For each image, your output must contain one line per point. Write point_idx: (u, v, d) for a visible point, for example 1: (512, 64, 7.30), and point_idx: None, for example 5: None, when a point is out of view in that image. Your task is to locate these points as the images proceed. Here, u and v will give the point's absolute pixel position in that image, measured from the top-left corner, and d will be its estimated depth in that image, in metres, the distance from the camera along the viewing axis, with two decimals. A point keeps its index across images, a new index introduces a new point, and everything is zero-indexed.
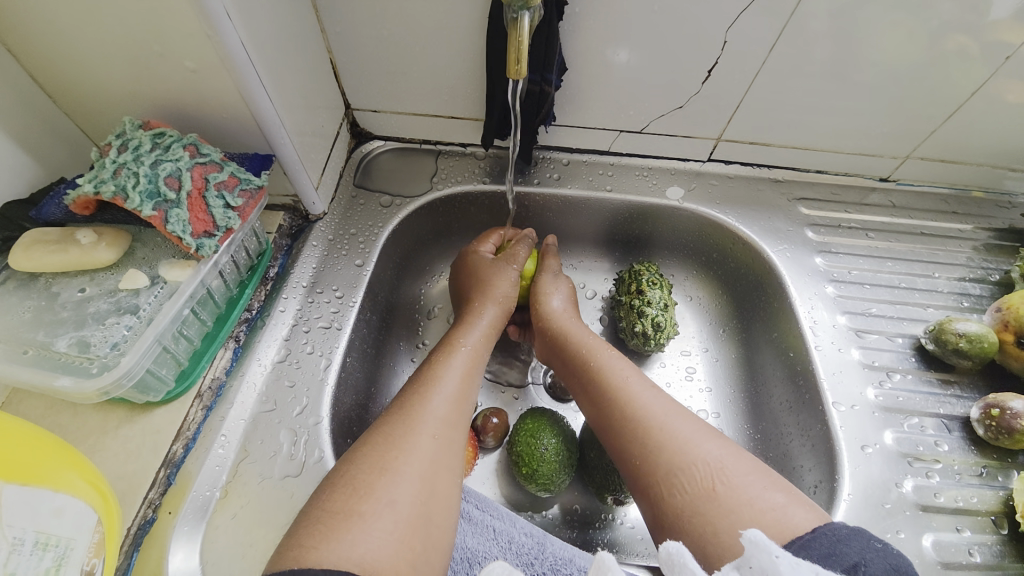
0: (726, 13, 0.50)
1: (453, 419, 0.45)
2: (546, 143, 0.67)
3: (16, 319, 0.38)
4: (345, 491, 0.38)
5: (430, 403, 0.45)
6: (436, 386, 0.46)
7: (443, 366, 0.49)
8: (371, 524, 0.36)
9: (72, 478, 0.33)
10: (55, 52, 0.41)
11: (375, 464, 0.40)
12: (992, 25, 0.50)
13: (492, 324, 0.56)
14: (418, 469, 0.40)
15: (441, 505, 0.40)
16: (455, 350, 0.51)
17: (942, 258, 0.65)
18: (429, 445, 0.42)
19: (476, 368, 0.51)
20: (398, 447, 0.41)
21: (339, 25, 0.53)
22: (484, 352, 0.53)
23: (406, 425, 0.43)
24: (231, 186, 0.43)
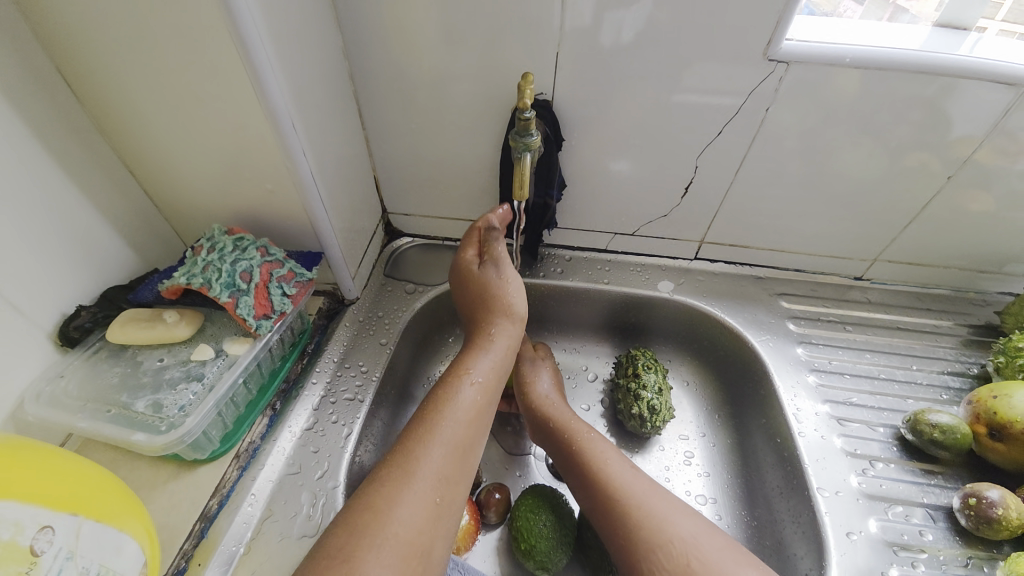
0: (694, 146, 0.62)
1: (451, 478, 0.45)
2: (551, 242, 0.78)
3: (106, 382, 0.47)
4: (336, 565, 0.37)
5: (428, 462, 0.45)
6: (435, 441, 0.46)
7: (442, 417, 0.48)
8: (366, 570, 0.37)
9: (134, 522, 0.40)
10: (168, 176, 0.54)
11: (375, 507, 0.41)
12: (956, 141, 0.58)
13: (505, 363, 0.56)
14: (411, 538, 0.41)
15: (431, 571, 0.41)
16: (458, 394, 0.50)
17: (920, 351, 0.70)
18: (425, 511, 0.42)
19: (484, 403, 0.52)
20: (394, 513, 0.41)
21: (385, 152, 0.67)
22: (491, 397, 0.53)
23: (403, 486, 0.43)
24: (289, 278, 0.53)
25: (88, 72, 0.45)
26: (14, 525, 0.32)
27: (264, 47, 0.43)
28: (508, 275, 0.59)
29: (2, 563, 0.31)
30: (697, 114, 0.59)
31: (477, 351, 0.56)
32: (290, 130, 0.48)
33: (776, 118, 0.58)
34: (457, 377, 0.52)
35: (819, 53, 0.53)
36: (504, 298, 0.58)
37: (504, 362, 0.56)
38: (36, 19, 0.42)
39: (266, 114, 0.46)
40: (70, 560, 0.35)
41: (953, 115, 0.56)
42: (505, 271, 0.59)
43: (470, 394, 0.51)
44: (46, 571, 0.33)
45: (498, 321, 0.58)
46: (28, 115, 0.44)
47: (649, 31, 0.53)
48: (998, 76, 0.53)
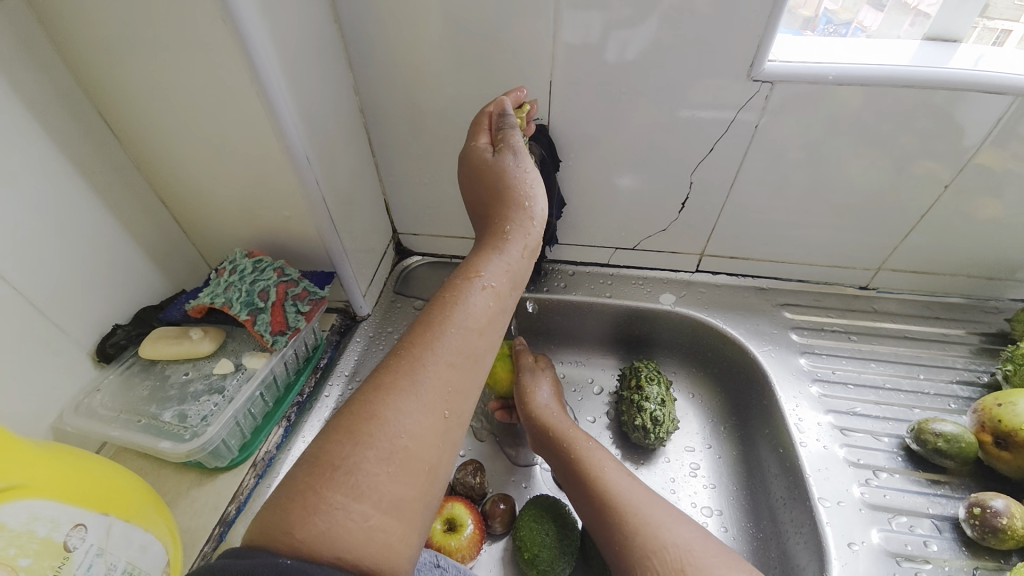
0: (688, 163, 0.64)
1: (461, 386, 0.41)
2: (554, 258, 0.80)
3: (137, 395, 0.52)
4: (338, 478, 0.33)
5: (436, 371, 0.40)
6: (443, 349, 0.41)
7: (450, 320, 0.42)
8: (365, 480, 0.34)
9: (162, 524, 0.43)
10: (196, 206, 0.59)
11: (373, 409, 0.37)
12: (962, 151, 0.58)
13: (520, 274, 0.48)
14: (418, 446, 0.37)
15: (437, 483, 0.38)
16: (468, 298, 0.44)
17: (928, 360, 0.70)
18: (435, 422, 0.38)
19: (496, 307, 0.45)
20: (403, 424, 0.37)
21: (394, 176, 0.71)
22: (505, 302, 0.47)
23: (409, 396, 0.38)
24: (303, 296, 0.57)
25: (126, 116, 0.51)
26: (52, 521, 0.37)
27: (280, 88, 0.48)
28: (528, 168, 0.50)
29: (39, 555, 0.35)
30: (696, 130, 0.61)
31: (489, 252, 0.48)
32: (304, 162, 0.53)
33: (772, 131, 0.60)
34: (467, 280, 0.45)
35: (804, 73, 0.54)
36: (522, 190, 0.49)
37: (519, 267, 0.48)
38: (82, 73, 0.48)
39: (282, 148, 0.51)
40: (99, 556, 0.38)
41: (959, 122, 0.56)
42: (523, 164, 0.50)
43: (482, 299, 0.45)
44: (78, 565, 0.37)
45: (518, 221, 0.49)
46: (72, 156, 0.49)
47: (637, 58, 0.56)
48: (998, 84, 0.53)
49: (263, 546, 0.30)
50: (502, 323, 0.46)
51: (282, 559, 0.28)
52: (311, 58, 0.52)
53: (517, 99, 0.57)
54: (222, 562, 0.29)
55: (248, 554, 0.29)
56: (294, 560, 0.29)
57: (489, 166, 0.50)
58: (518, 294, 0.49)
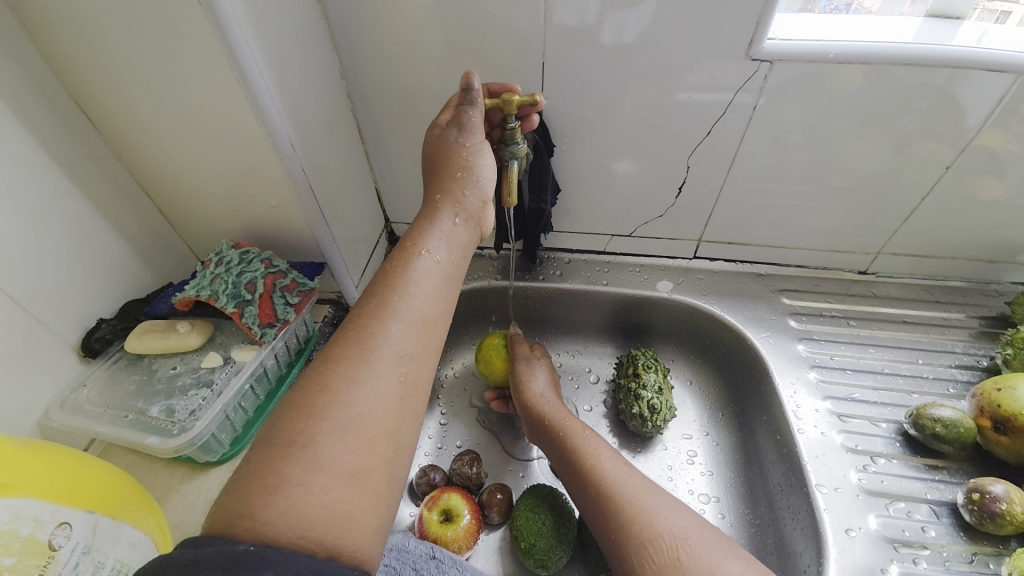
0: (685, 147, 0.63)
1: (415, 353, 0.40)
2: (549, 246, 0.79)
3: (124, 390, 0.51)
4: (294, 454, 0.32)
5: (388, 340, 0.39)
6: (393, 317, 0.40)
7: (397, 289, 0.42)
8: (321, 454, 0.33)
9: (148, 519, 0.44)
10: (181, 197, 0.57)
11: (323, 383, 0.36)
12: (963, 132, 0.57)
13: (462, 240, 0.49)
14: (375, 415, 0.36)
15: (401, 452, 0.37)
16: (415, 266, 0.44)
17: (927, 345, 0.69)
18: (391, 388, 0.37)
19: (443, 273, 0.45)
20: (357, 393, 0.36)
21: (384, 163, 0.69)
22: (452, 268, 0.46)
23: (362, 365, 0.37)
24: (292, 287, 0.56)
25: (102, 104, 0.49)
26: (35, 520, 0.36)
27: (260, 73, 0.46)
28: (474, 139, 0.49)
29: (23, 555, 0.35)
30: (693, 113, 0.59)
31: (432, 221, 0.48)
32: (289, 149, 0.51)
33: (770, 114, 0.58)
34: (411, 249, 0.45)
35: (803, 52, 0.53)
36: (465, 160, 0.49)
37: (460, 234, 0.48)
38: (53, 59, 0.46)
39: (265, 135, 0.49)
40: (86, 554, 0.38)
41: (960, 103, 0.55)
42: (472, 134, 0.49)
43: (427, 266, 0.44)
44: (63, 564, 0.36)
45: (456, 193, 0.49)
46: (48, 146, 0.47)
47: (631, 39, 0.54)
48: (1000, 63, 0.51)
49: (220, 535, 0.29)
50: (453, 288, 0.46)
51: (241, 547, 0.27)
52: (293, 41, 0.50)
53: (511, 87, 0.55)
54: (177, 552, 0.27)
55: (205, 543, 0.28)
56: (255, 547, 0.27)
57: (441, 141, 0.50)
58: (466, 261, 0.49)
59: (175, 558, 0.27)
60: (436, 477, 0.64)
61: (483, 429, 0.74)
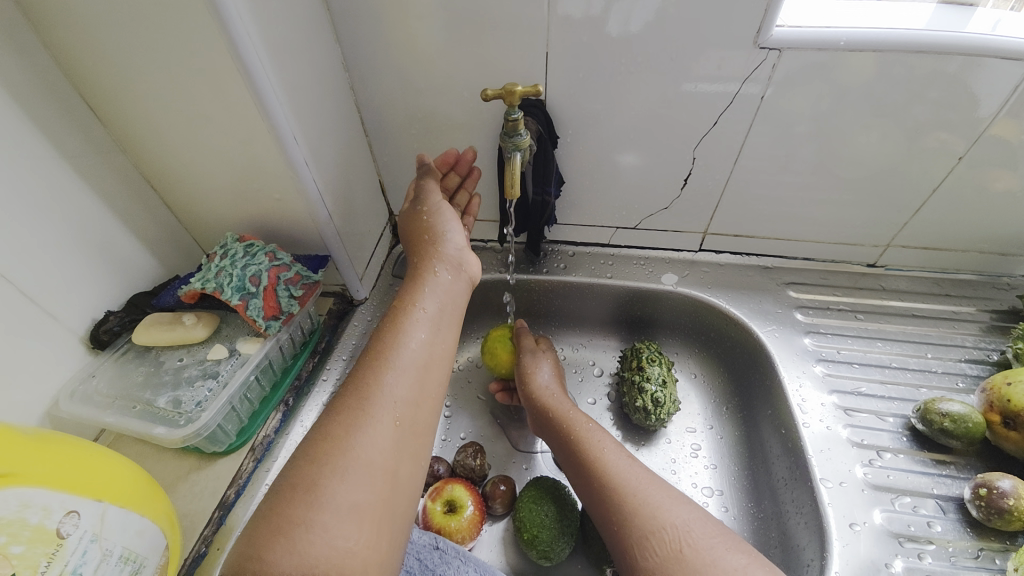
0: (691, 139, 0.62)
1: (412, 399, 0.44)
2: (554, 238, 0.78)
3: (132, 381, 0.52)
4: (300, 498, 0.36)
5: (384, 389, 0.43)
6: (390, 368, 0.44)
7: (393, 342, 0.46)
8: (324, 496, 0.37)
9: (157, 508, 0.45)
10: (186, 191, 0.58)
11: (325, 434, 0.40)
12: (976, 122, 0.56)
13: (453, 292, 0.53)
14: (374, 460, 0.40)
15: (401, 490, 0.41)
16: (407, 320, 0.48)
17: (937, 339, 0.68)
18: (388, 433, 0.41)
19: (436, 325, 0.50)
20: (357, 440, 0.39)
21: (388, 156, 0.69)
22: (444, 319, 0.51)
23: (360, 413, 0.41)
24: (296, 280, 0.57)
25: (107, 99, 0.49)
26: (43, 509, 0.37)
27: (263, 67, 0.46)
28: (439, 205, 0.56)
29: (31, 542, 0.35)
30: (699, 104, 0.58)
31: (424, 277, 0.53)
32: (292, 143, 0.51)
33: (778, 104, 0.57)
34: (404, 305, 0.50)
35: (811, 40, 0.51)
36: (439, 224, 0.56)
37: (451, 288, 0.53)
38: (58, 54, 0.47)
39: (268, 129, 0.49)
40: (94, 542, 0.39)
41: (972, 93, 0.54)
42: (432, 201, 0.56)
43: (421, 319, 0.49)
44: (71, 552, 0.37)
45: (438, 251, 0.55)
46: (54, 140, 0.48)
47: (636, 30, 0.53)
48: (1016, 50, 0.50)
49: (236, 574, 0.33)
50: (446, 336, 0.51)
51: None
52: (295, 34, 0.50)
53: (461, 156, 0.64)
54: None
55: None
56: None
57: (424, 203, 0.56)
58: (458, 309, 0.53)
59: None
60: (440, 468, 0.65)
61: (487, 422, 0.74)
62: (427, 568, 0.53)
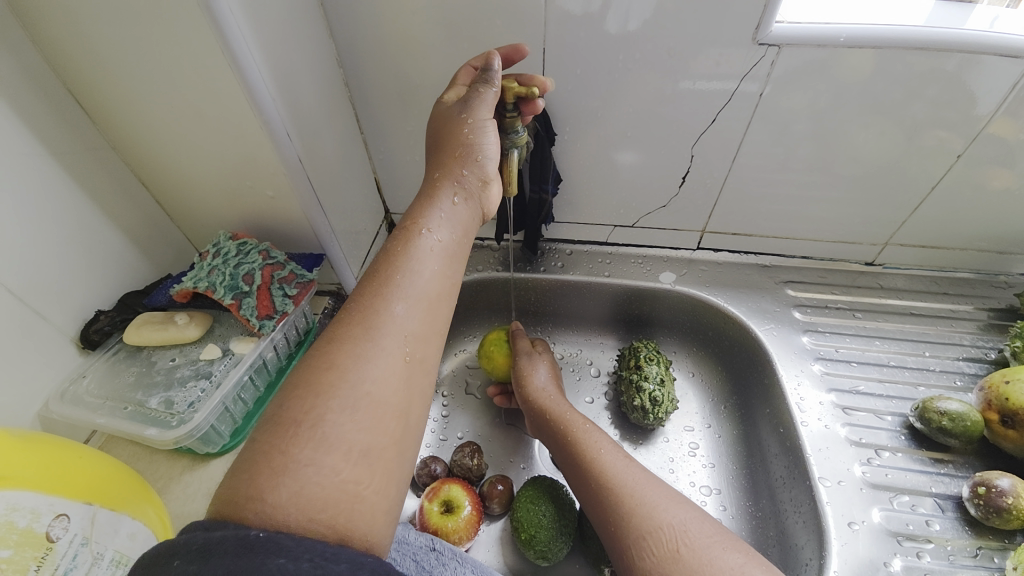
0: (688, 137, 0.61)
1: (422, 331, 0.39)
2: (551, 237, 0.78)
3: (123, 382, 0.51)
4: (302, 434, 0.32)
5: (393, 319, 0.38)
6: (399, 296, 0.39)
7: (401, 266, 0.41)
8: (327, 433, 0.32)
9: (148, 510, 0.44)
10: (179, 189, 0.57)
11: (325, 362, 0.35)
12: (973, 121, 0.56)
13: (466, 220, 0.48)
14: (383, 396, 0.35)
15: (410, 432, 0.36)
16: (417, 244, 0.43)
17: (934, 337, 0.68)
18: (398, 366, 0.37)
19: (449, 253, 0.44)
20: (364, 373, 0.35)
21: (383, 153, 0.68)
22: (457, 247, 0.46)
23: (367, 344, 0.36)
24: (290, 279, 0.56)
25: (96, 93, 0.48)
26: (31, 512, 0.36)
27: (255, 63, 0.45)
28: (478, 115, 0.47)
29: (19, 547, 0.35)
30: (696, 102, 0.58)
31: (440, 200, 0.46)
32: (285, 139, 0.50)
33: (776, 102, 0.57)
34: (414, 228, 0.44)
35: (810, 36, 0.51)
36: (468, 137, 0.47)
37: (463, 213, 0.47)
38: (46, 48, 0.45)
39: (260, 122, 0.48)
40: (85, 545, 0.38)
41: (970, 90, 0.53)
42: (478, 110, 0.47)
43: (431, 245, 0.43)
44: (62, 556, 0.37)
45: (459, 171, 0.48)
46: (43, 136, 0.47)
47: (634, 28, 0.53)
48: (1014, 48, 0.50)
49: (228, 519, 0.28)
50: (458, 267, 0.45)
51: (252, 531, 0.27)
52: (289, 27, 0.49)
53: (489, 56, 0.49)
54: (185, 537, 0.27)
55: (215, 526, 0.27)
56: (266, 532, 0.27)
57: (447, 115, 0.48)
58: (469, 240, 0.47)
59: (184, 542, 0.26)
60: (437, 468, 0.64)
61: (484, 421, 0.74)
62: (423, 570, 0.52)
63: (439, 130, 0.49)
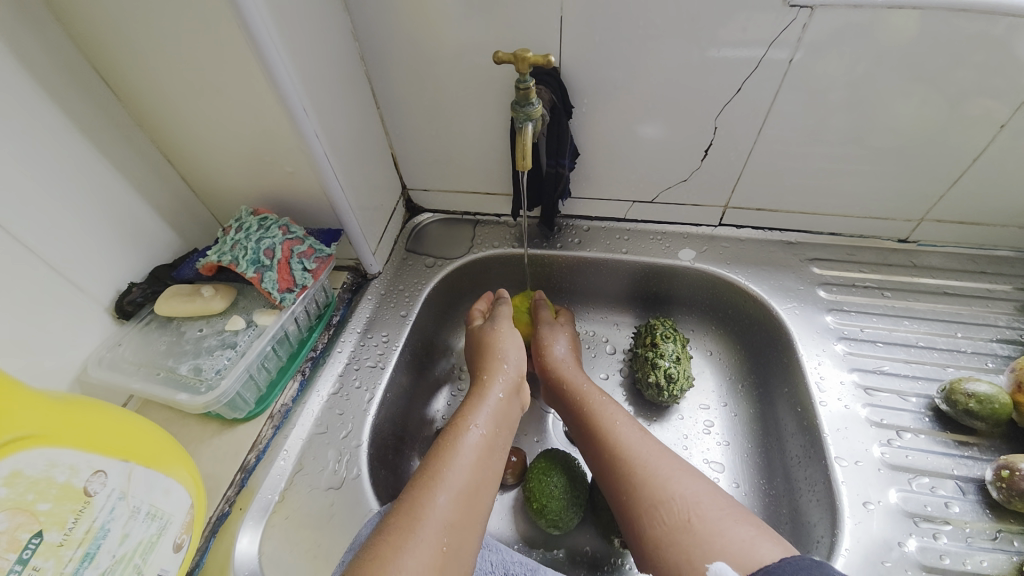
0: (712, 106, 0.59)
1: (483, 472, 0.50)
2: (568, 213, 0.77)
3: (155, 349, 0.54)
4: (391, 553, 0.41)
5: (464, 459, 0.49)
6: (468, 443, 0.51)
7: (469, 425, 0.53)
8: (410, 554, 0.41)
9: (180, 469, 0.47)
10: (201, 164, 0.58)
11: (414, 493, 0.46)
12: (1017, 91, 0.52)
13: (507, 417, 0.57)
14: (452, 520, 0.45)
15: (465, 554, 0.45)
16: (486, 400, 0.56)
17: (967, 318, 0.65)
18: (464, 494, 0.47)
19: (500, 430, 0.55)
20: (441, 502, 0.45)
21: (400, 128, 0.68)
22: (509, 410, 0.58)
23: (445, 477, 0.47)
24: (309, 254, 0.57)
25: (120, 70, 0.49)
26: (70, 468, 0.38)
27: (272, 40, 0.45)
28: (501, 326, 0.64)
29: (59, 500, 0.37)
30: (721, 70, 0.55)
31: (489, 392, 0.57)
32: (302, 114, 0.51)
33: (808, 69, 0.54)
34: (465, 420, 0.54)
35: None
36: (492, 338, 0.63)
37: (505, 410, 0.57)
38: (73, 28, 0.46)
39: (277, 100, 0.49)
40: (122, 500, 0.41)
41: (1022, 57, 0.50)
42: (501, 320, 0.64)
43: (490, 410, 0.55)
44: (100, 508, 0.39)
45: (496, 371, 0.59)
46: (71, 112, 0.48)
47: None
48: None
49: None
50: (505, 439, 0.56)
51: None
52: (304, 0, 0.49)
53: None
54: None
55: None
56: None
57: (483, 334, 0.65)
58: (507, 431, 0.56)
59: None
60: None
61: None
62: None
63: (474, 347, 0.65)
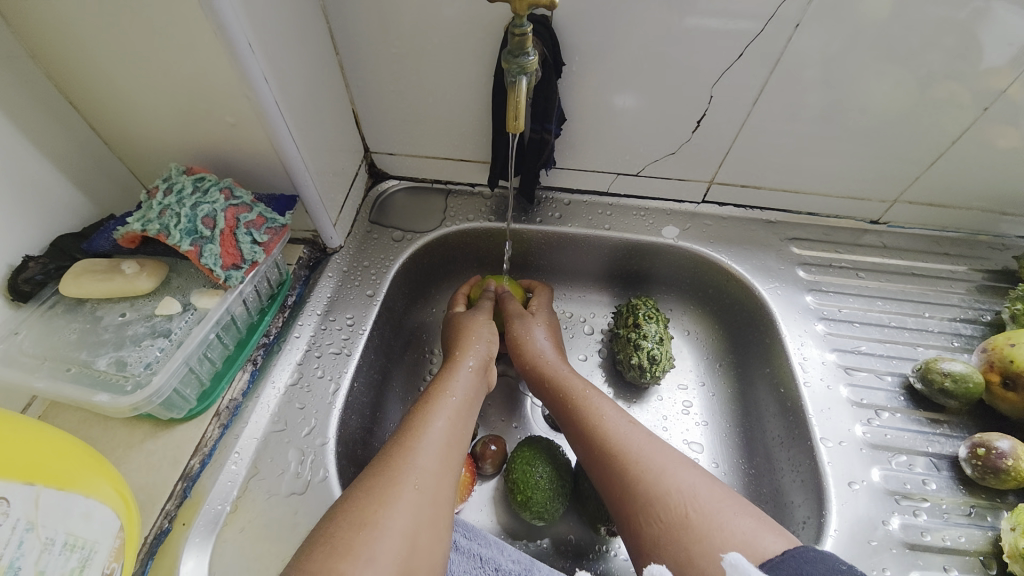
0: (710, 73, 0.54)
1: (458, 436, 0.49)
2: (548, 185, 0.72)
3: (63, 340, 0.44)
4: (366, 516, 0.39)
5: (441, 420, 0.48)
6: (444, 406, 0.50)
7: (445, 391, 0.51)
8: (388, 515, 0.39)
9: (103, 486, 0.39)
10: (115, 110, 0.47)
11: (388, 457, 0.44)
12: (984, 74, 0.51)
13: (480, 386, 0.56)
14: (430, 480, 0.43)
15: (444, 517, 0.43)
16: (460, 370, 0.55)
17: (933, 298, 0.67)
18: (440, 455, 0.46)
19: (474, 397, 0.54)
20: (418, 462, 0.44)
21: (361, 80, 0.59)
22: (482, 383, 0.56)
23: (419, 440, 0.46)
24: (258, 224, 0.49)
25: None
26: None
27: None
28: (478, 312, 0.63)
29: None
30: (724, 33, 0.51)
31: (464, 363, 0.56)
32: (246, 52, 0.41)
33: (814, 36, 0.50)
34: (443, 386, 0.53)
35: None
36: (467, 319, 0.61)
37: (480, 380, 0.56)
38: None
39: (212, 31, 0.39)
40: (31, 531, 0.33)
41: (991, 42, 0.49)
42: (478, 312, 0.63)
43: (465, 377, 0.54)
44: (3, 544, 0.31)
45: (471, 345, 0.58)
46: None
47: None
48: None
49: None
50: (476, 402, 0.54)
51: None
52: None
53: None
54: None
55: None
56: None
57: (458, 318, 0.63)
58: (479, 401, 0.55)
59: None
60: None
61: None
62: None
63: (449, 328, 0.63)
